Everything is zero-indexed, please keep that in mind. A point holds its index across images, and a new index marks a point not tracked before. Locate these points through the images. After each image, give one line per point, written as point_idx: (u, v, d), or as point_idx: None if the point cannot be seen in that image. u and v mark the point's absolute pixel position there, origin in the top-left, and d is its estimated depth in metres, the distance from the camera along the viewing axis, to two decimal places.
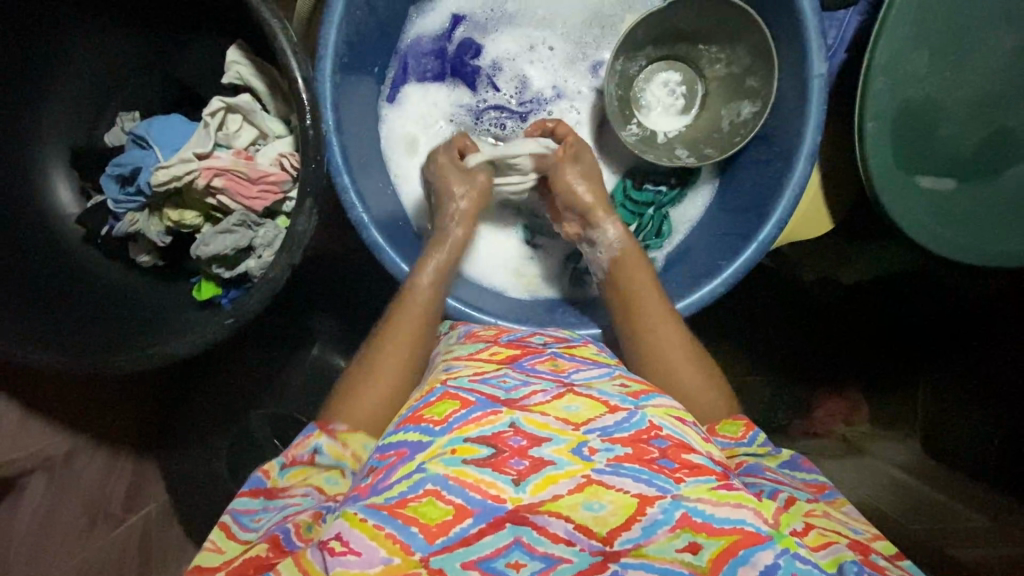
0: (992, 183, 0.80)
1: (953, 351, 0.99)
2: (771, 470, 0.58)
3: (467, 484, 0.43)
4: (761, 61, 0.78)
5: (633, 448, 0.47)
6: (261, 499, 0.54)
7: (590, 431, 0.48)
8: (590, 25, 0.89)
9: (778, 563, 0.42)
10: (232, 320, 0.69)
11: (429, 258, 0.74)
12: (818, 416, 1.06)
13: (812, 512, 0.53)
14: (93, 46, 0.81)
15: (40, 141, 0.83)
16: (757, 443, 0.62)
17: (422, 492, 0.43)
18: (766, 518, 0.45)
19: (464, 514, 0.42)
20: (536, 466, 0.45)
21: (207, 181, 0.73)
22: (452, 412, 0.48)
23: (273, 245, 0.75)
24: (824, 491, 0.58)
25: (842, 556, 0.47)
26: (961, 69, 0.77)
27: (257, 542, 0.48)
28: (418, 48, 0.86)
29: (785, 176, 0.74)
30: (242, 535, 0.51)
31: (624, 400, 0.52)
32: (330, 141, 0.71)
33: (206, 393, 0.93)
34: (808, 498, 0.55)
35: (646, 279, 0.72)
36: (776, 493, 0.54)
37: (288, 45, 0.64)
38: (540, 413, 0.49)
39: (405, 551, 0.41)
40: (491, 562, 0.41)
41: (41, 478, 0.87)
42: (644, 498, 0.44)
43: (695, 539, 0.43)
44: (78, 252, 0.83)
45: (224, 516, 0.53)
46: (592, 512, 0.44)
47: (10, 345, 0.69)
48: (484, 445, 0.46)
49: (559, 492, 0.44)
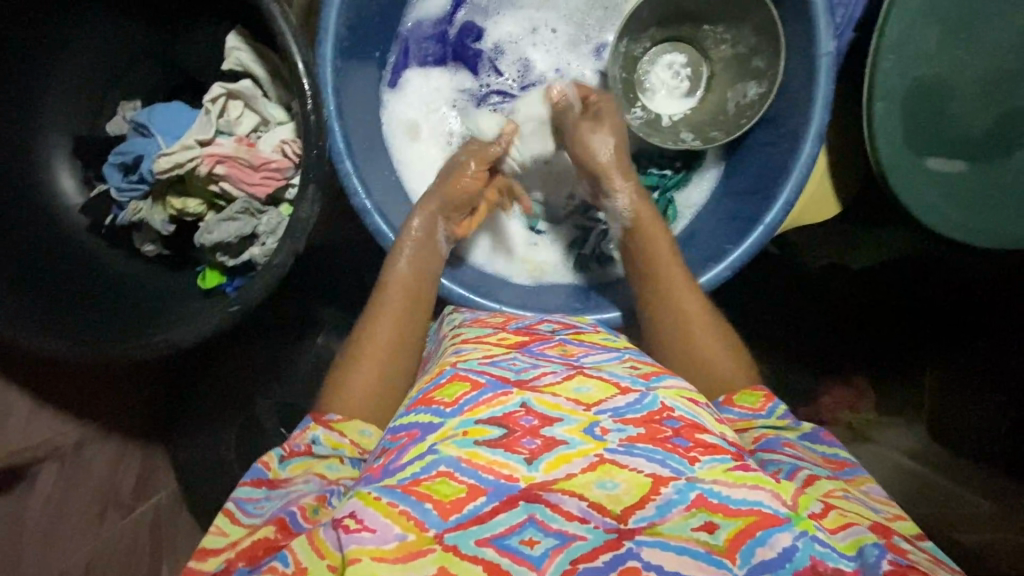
0: (1003, 164, 0.79)
1: (963, 333, 0.98)
2: (790, 445, 0.58)
3: (480, 464, 0.43)
4: (767, 41, 0.77)
5: (646, 428, 0.47)
6: (264, 488, 0.54)
7: (602, 412, 0.48)
8: (593, 7, 0.87)
9: (796, 546, 0.42)
10: (236, 308, 0.69)
11: (410, 232, 0.73)
12: (824, 403, 1.05)
13: (833, 492, 0.51)
14: (93, 33, 0.80)
15: (43, 131, 0.82)
16: (776, 415, 0.62)
17: (435, 472, 0.43)
18: (784, 501, 0.44)
19: (477, 493, 0.42)
20: (548, 445, 0.45)
21: (209, 168, 0.72)
22: (463, 394, 0.49)
23: (277, 232, 0.75)
24: (845, 468, 0.57)
25: (864, 539, 0.46)
26: (970, 48, 0.76)
27: (263, 525, 0.48)
28: (418, 32, 0.85)
29: (792, 158, 0.73)
30: (247, 520, 0.51)
31: (635, 381, 0.52)
32: (331, 127, 0.70)
33: (217, 383, 0.93)
34: (828, 476, 0.54)
35: (665, 251, 0.72)
36: (794, 472, 0.54)
37: (289, 29, 0.64)
38: (551, 394, 0.49)
39: (419, 527, 0.41)
40: (505, 540, 0.41)
41: (52, 466, 0.87)
42: (658, 477, 0.44)
43: (711, 519, 0.42)
44: (82, 242, 0.83)
45: (228, 503, 0.52)
46: (605, 490, 0.44)
47: (18, 334, 0.69)
48: (496, 425, 0.46)
49: (571, 471, 0.44)
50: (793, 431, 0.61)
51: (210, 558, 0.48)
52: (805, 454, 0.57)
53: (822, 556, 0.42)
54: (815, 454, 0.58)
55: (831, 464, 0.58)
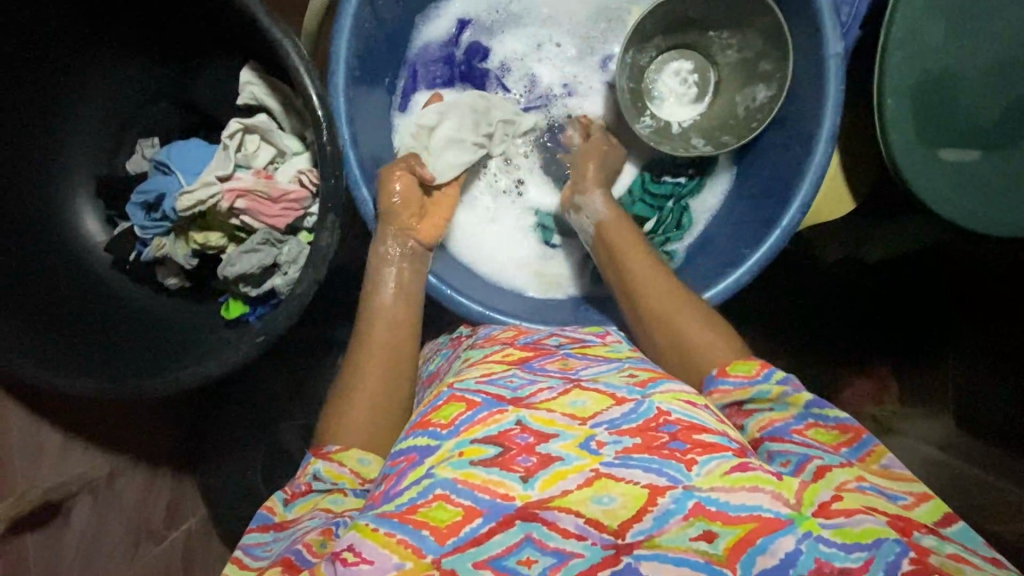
0: (1020, 151, 0.78)
1: (964, 322, 0.98)
2: (801, 432, 0.54)
3: (475, 484, 0.44)
4: (774, 44, 0.77)
5: (641, 438, 0.47)
6: (272, 532, 0.55)
7: (597, 425, 0.48)
8: (597, 20, 0.88)
9: (800, 549, 0.42)
10: (262, 338, 0.70)
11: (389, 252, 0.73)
12: (849, 397, 1.04)
13: (847, 484, 0.49)
14: (114, 76, 0.83)
15: (66, 174, 0.84)
16: (773, 380, 0.57)
17: (431, 496, 0.44)
18: (787, 500, 0.45)
19: (473, 515, 0.43)
20: (544, 462, 0.45)
21: (230, 203, 0.74)
22: (458, 414, 0.49)
23: (298, 261, 0.76)
24: (860, 439, 0.53)
25: (881, 533, 0.44)
26: (979, 39, 0.76)
27: (271, 567, 0.49)
28: (426, 56, 0.86)
29: (806, 160, 0.72)
30: (256, 564, 0.52)
31: (632, 390, 0.52)
32: (347, 155, 0.71)
33: (243, 406, 0.95)
34: (840, 464, 0.51)
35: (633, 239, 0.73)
36: (802, 464, 0.51)
37: (302, 63, 0.65)
38: (546, 410, 0.49)
39: (416, 555, 0.42)
40: (502, 561, 0.42)
41: (85, 499, 0.88)
42: (655, 488, 0.44)
43: (710, 528, 0.43)
44: (108, 278, 0.85)
45: (237, 550, 0.54)
46: (602, 506, 0.44)
47: (52, 376, 0.71)
48: (491, 445, 0.46)
49: (567, 487, 0.44)
50: (795, 401, 0.56)
51: None
52: (815, 439, 0.54)
53: (828, 557, 0.43)
54: (825, 429, 0.55)
55: (844, 436, 0.54)
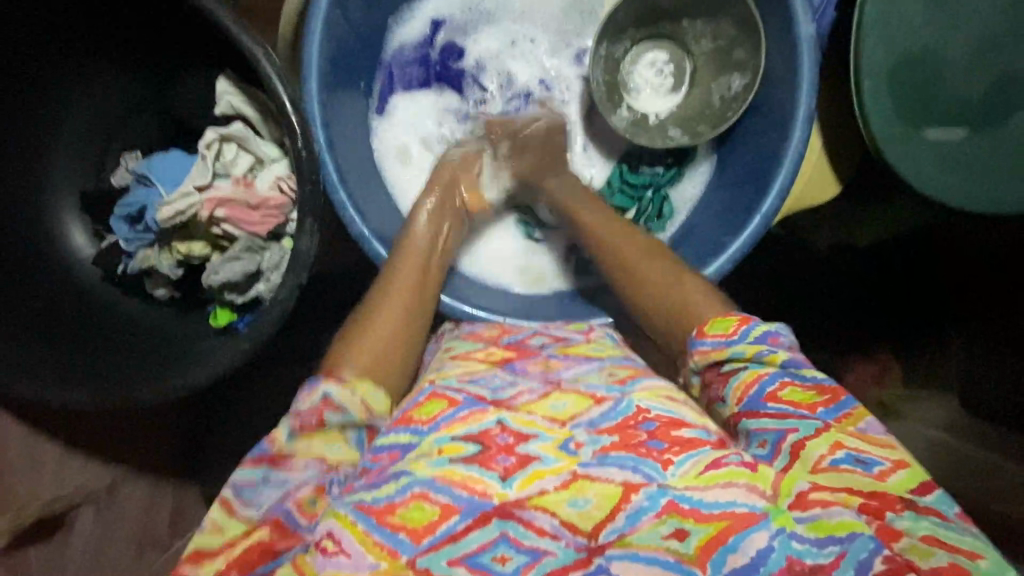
0: (1003, 128, 0.77)
1: (963, 311, 0.97)
2: (775, 393, 0.51)
3: (455, 480, 0.45)
4: (747, 31, 0.76)
5: (619, 436, 0.49)
6: (264, 468, 0.49)
7: (577, 427, 0.50)
8: (570, 14, 0.88)
9: (772, 545, 0.43)
10: (248, 345, 0.70)
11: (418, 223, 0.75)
12: (850, 381, 1.03)
13: (821, 463, 0.47)
14: (93, 90, 0.84)
15: (51, 190, 0.85)
16: (749, 339, 0.54)
17: (409, 495, 0.44)
18: (762, 492, 0.46)
19: (450, 512, 0.44)
20: (523, 462, 0.47)
21: (210, 212, 0.75)
22: (440, 412, 0.51)
23: (281, 266, 0.77)
24: (838, 400, 0.50)
25: (853, 526, 0.43)
26: (954, 18, 0.75)
27: (259, 527, 0.46)
28: (400, 58, 0.86)
29: (782, 148, 0.72)
30: (243, 512, 0.47)
31: (611, 389, 0.53)
32: (323, 160, 0.72)
33: (243, 412, 0.96)
34: (815, 431, 0.48)
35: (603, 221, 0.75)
36: (778, 446, 0.49)
37: (272, 70, 0.65)
38: (526, 412, 0.51)
39: (392, 556, 0.42)
40: (477, 558, 0.42)
41: (88, 511, 0.90)
42: (629, 485, 0.46)
43: (682, 525, 0.44)
44: (97, 292, 0.85)
45: (223, 491, 0.48)
46: (577, 508, 0.45)
47: (46, 390, 0.72)
48: (471, 442, 0.48)
49: (545, 487, 0.46)
50: (772, 360, 0.53)
51: (206, 560, 0.45)
52: (788, 402, 0.51)
53: (799, 553, 0.43)
54: (801, 388, 0.51)
55: (821, 396, 0.51)
